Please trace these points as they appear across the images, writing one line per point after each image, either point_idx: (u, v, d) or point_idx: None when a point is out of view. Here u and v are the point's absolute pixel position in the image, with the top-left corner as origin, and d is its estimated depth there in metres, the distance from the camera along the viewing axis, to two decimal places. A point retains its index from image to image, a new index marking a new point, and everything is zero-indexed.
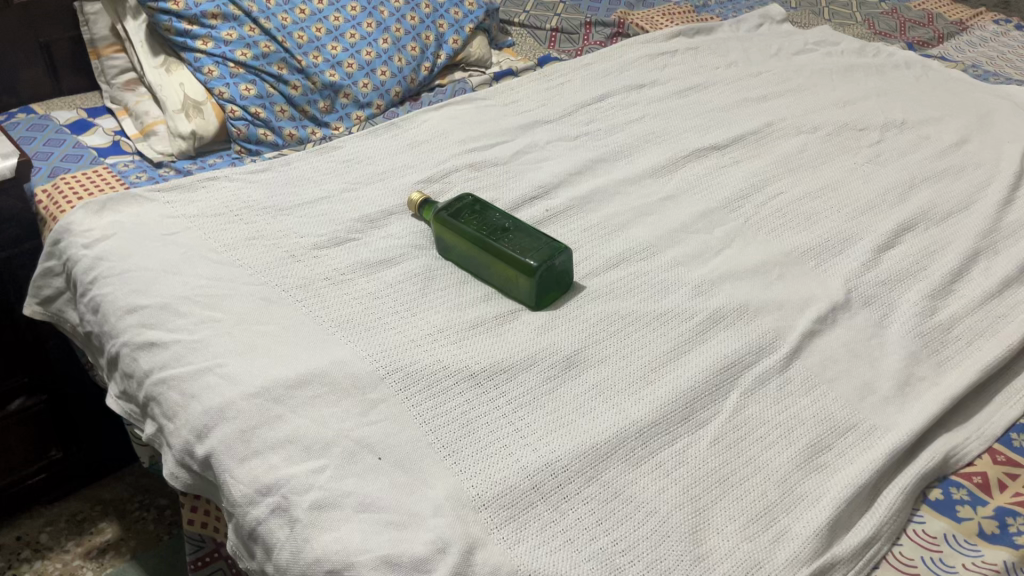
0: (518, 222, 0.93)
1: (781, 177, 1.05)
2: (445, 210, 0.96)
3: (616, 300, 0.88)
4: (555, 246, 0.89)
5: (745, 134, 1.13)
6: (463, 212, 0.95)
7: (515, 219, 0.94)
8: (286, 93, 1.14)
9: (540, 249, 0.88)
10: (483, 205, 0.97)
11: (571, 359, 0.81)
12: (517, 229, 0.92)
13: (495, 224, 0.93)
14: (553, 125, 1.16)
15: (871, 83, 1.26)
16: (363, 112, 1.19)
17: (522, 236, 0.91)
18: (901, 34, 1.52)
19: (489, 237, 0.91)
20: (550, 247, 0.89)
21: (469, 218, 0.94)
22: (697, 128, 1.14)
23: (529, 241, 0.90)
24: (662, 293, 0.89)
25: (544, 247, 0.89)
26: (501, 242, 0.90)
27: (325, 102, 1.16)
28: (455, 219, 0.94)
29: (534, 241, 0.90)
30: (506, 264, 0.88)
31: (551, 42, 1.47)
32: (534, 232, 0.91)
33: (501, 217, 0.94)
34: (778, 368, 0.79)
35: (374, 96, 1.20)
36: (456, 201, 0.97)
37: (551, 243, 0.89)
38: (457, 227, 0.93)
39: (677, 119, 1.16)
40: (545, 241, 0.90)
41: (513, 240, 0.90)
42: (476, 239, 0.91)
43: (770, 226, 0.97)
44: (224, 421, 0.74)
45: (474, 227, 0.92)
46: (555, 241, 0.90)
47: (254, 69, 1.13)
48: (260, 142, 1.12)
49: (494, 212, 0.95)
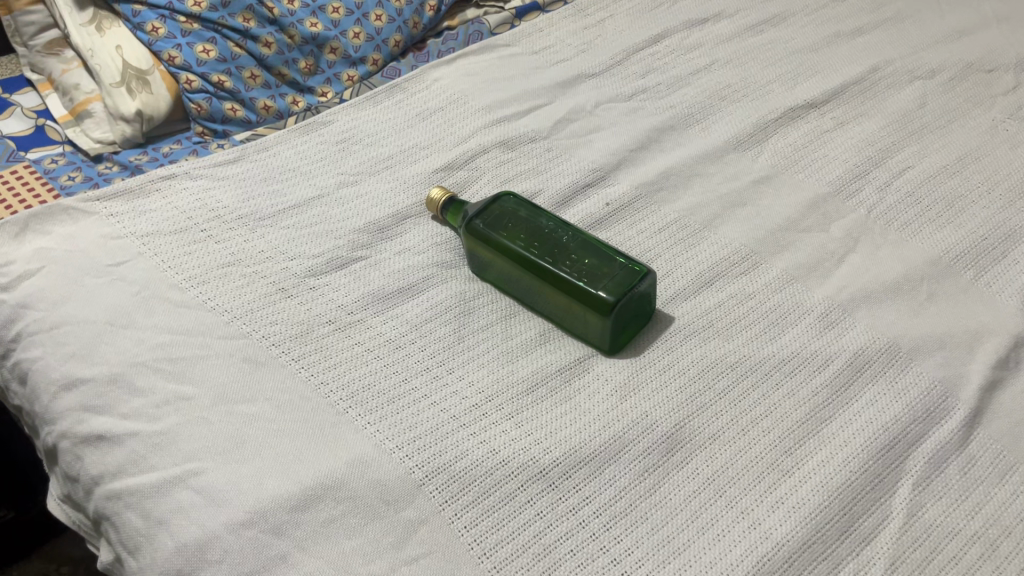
0: (578, 232, 0.70)
1: (903, 145, 0.82)
2: (480, 216, 0.72)
3: (719, 339, 0.66)
4: (635, 267, 0.66)
5: (846, 85, 0.89)
6: (505, 218, 0.72)
7: (573, 226, 0.71)
8: (256, 52, 0.88)
9: (615, 274, 0.66)
10: (529, 206, 0.73)
11: (671, 438, 0.60)
12: (579, 243, 0.69)
13: (550, 237, 0.70)
14: (601, 79, 0.91)
15: (987, 5, 1.02)
16: (356, 70, 0.93)
17: (588, 254, 0.68)
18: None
19: (544, 257, 0.68)
20: (628, 268, 0.66)
21: (512, 228, 0.71)
22: (784, 79, 0.90)
23: (598, 262, 0.67)
24: (781, 327, 0.67)
25: (620, 270, 0.66)
26: (561, 265, 0.67)
27: (306, 62, 0.91)
28: (494, 231, 0.71)
29: (605, 261, 0.67)
30: (571, 297, 0.66)
31: None
32: (603, 246, 0.68)
33: (553, 225, 0.71)
34: (957, 442, 0.58)
35: (369, 49, 0.94)
36: (495, 202, 0.73)
37: (629, 264, 0.67)
38: (498, 242, 0.70)
39: (756, 66, 0.92)
40: (620, 261, 0.67)
41: (578, 261, 0.67)
42: (526, 259, 0.68)
43: (903, 218, 0.75)
44: (206, 565, 0.53)
45: (522, 242, 0.69)
46: (632, 259, 0.67)
47: (212, 23, 0.86)
48: (226, 120, 0.87)
49: (544, 217, 0.72)
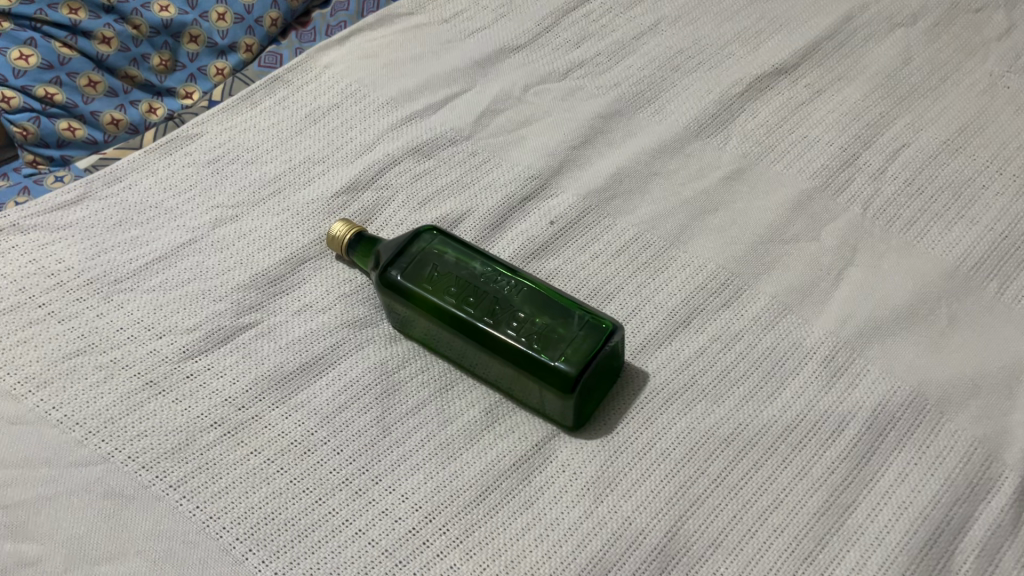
0: (523, 277, 0.56)
1: (892, 116, 0.69)
2: (397, 261, 0.56)
3: (707, 402, 0.54)
4: (599, 322, 0.53)
5: (817, 42, 0.75)
6: (429, 262, 0.56)
7: (515, 270, 0.56)
8: (91, 52, 0.69)
9: (576, 335, 0.52)
10: (458, 242, 0.58)
11: (664, 555, 0.48)
12: (526, 295, 0.55)
13: (487, 288, 0.55)
14: (527, 53, 0.75)
15: None
16: (226, 60, 0.75)
17: (539, 310, 0.54)
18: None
19: (484, 317, 0.53)
20: (590, 325, 0.53)
21: (440, 277, 0.56)
22: (744, 38, 0.76)
23: (552, 319, 0.53)
24: (780, 379, 0.54)
25: (582, 329, 0.52)
26: (507, 329, 0.53)
27: (160, 57, 0.72)
28: (417, 283, 0.55)
29: (561, 317, 0.53)
30: (522, 369, 0.52)
31: None
32: (555, 296, 0.55)
33: (490, 270, 0.56)
34: (1009, 525, 0.48)
35: (240, 32, 0.75)
36: (414, 238, 0.57)
37: (590, 318, 0.53)
38: (423, 299, 0.55)
39: (710, 22, 0.77)
40: (579, 316, 0.53)
41: (526, 321, 0.53)
42: (461, 322, 0.54)
43: (905, 215, 0.62)
44: None
45: (454, 299, 0.54)
46: (593, 310, 0.54)
47: (29, 19, 0.67)
48: (63, 143, 0.68)
49: (477, 258, 0.57)
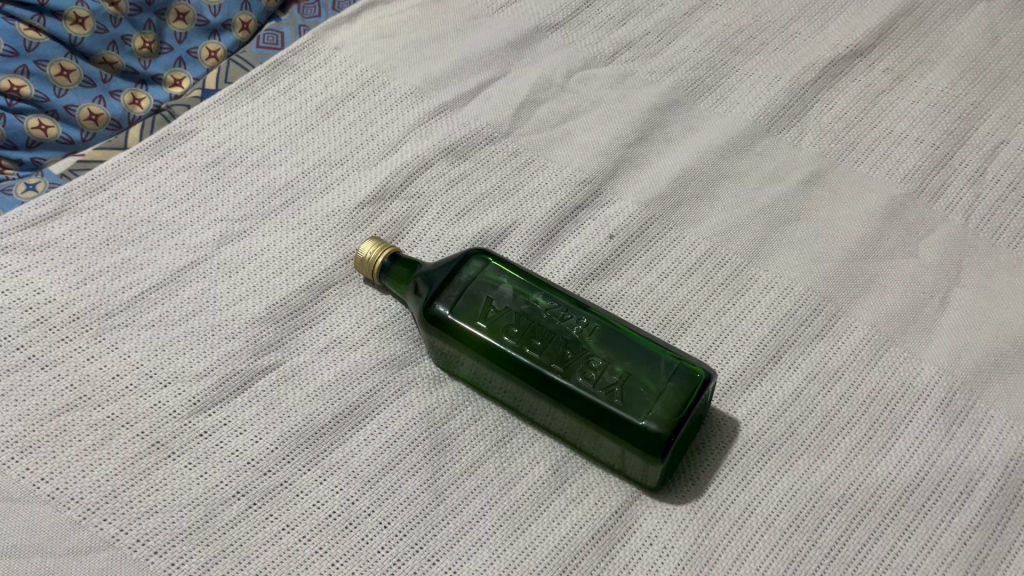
0: (593, 313, 0.48)
1: (986, 107, 0.61)
2: (445, 293, 0.48)
3: (810, 456, 0.47)
4: (689, 369, 0.45)
5: (893, 18, 0.66)
6: (483, 293, 0.48)
7: (583, 305, 0.48)
8: (62, 35, 0.59)
9: (663, 385, 0.44)
10: (514, 269, 0.50)
11: None
12: (600, 336, 0.47)
13: (553, 326, 0.47)
14: (567, 31, 0.66)
15: None
16: (219, 41, 0.65)
17: (616, 354, 0.46)
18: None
19: (553, 364, 0.46)
20: (679, 372, 0.45)
21: (497, 313, 0.48)
22: (810, 12, 0.67)
23: (633, 366, 0.46)
24: (891, 428, 0.48)
25: (670, 377, 0.45)
26: (581, 378, 0.45)
27: (143, 38, 0.62)
28: (471, 320, 0.47)
29: (644, 363, 0.46)
30: (600, 426, 0.45)
31: None
32: (634, 337, 0.47)
33: (555, 304, 0.48)
34: None
35: (234, 7, 0.65)
36: (463, 265, 0.49)
37: (679, 363, 0.45)
38: (479, 340, 0.47)
39: None
40: (665, 361, 0.46)
41: (603, 368, 0.46)
42: (526, 368, 0.46)
43: (1012, 226, 0.55)
44: None
45: (516, 340, 0.47)
46: (680, 354, 0.46)
47: None
48: (35, 144, 0.59)
49: (538, 288, 0.49)
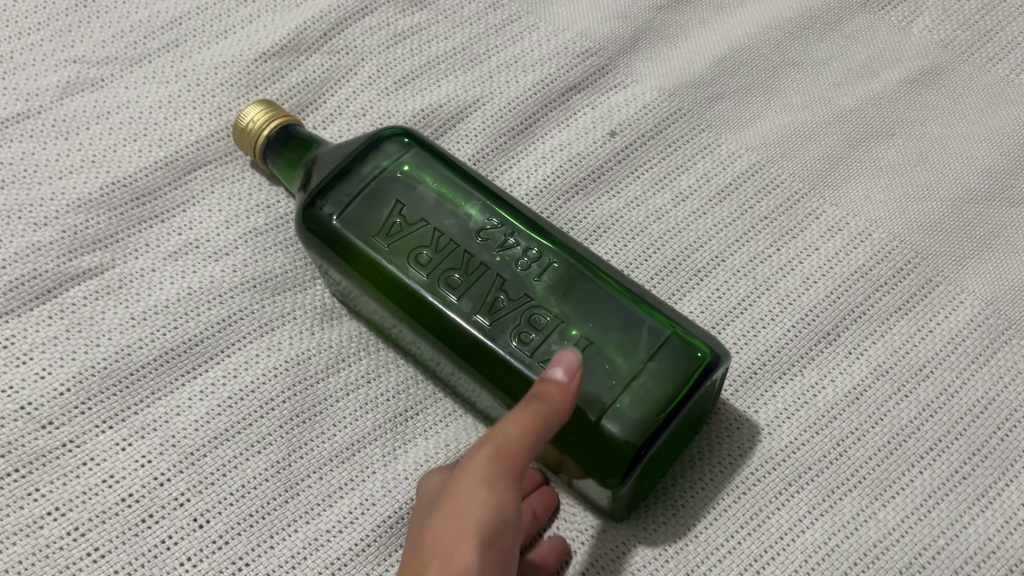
0: (553, 239, 0.31)
1: None
2: (334, 190, 0.31)
3: (863, 495, 0.30)
4: (684, 346, 0.28)
5: None
6: (391, 195, 0.31)
7: (539, 227, 0.31)
8: None
9: (638, 370, 0.28)
10: (446, 160, 0.33)
11: None
12: (556, 277, 0.30)
13: (488, 256, 0.31)
14: None
15: None
16: None
17: (577, 310, 0.29)
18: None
19: (477, 316, 0.29)
20: (667, 350, 0.28)
21: (408, 226, 0.31)
22: None
23: (599, 332, 0.29)
24: (998, 467, 0.31)
25: (651, 357, 0.28)
26: (513, 342, 0.29)
27: None
28: (364, 235, 0.31)
29: (615, 329, 0.29)
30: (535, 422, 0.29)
31: None
32: (608, 284, 0.30)
33: (498, 221, 0.31)
34: None
35: None
36: (368, 148, 0.32)
37: (670, 335, 0.28)
38: (374, 266, 0.31)
39: None
40: (649, 329, 0.29)
41: (552, 330, 0.29)
42: (436, 317, 0.30)
43: None
44: None
45: (427, 273, 0.30)
46: (674, 317, 0.29)
47: None
48: None
49: (477, 194, 0.32)
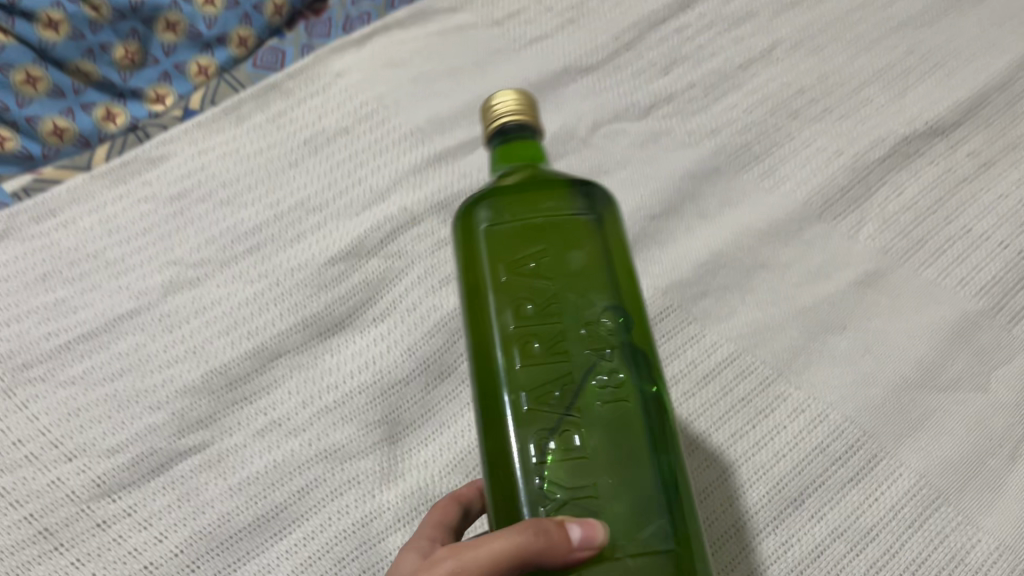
0: (637, 389, 0.30)
1: None
2: (503, 200, 0.31)
3: None
4: (673, 568, 0.26)
5: (982, 94, 0.56)
6: (547, 240, 0.31)
7: (642, 381, 0.30)
8: (32, 39, 0.53)
9: (614, 556, 0.26)
10: (622, 253, 0.32)
11: None
12: (619, 416, 0.29)
13: (579, 357, 0.30)
14: (600, 77, 0.58)
15: None
16: (212, 56, 0.59)
17: (613, 457, 0.28)
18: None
19: (523, 394, 0.29)
20: (654, 560, 0.27)
21: (533, 273, 0.31)
22: (886, 77, 0.58)
23: (614, 494, 0.28)
24: None
25: (635, 550, 0.27)
26: (537, 441, 0.29)
27: (124, 49, 0.56)
28: (495, 253, 0.31)
29: (634, 505, 0.27)
30: (499, 513, 0.29)
31: None
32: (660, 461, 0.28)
33: (612, 336, 0.30)
34: None
35: (232, 21, 0.59)
36: (562, 188, 0.31)
37: (671, 549, 0.27)
38: (476, 278, 0.31)
39: (842, 53, 0.59)
40: (653, 530, 0.27)
41: (581, 455, 0.28)
42: (486, 348, 0.30)
43: None
44: None
45: (502, 313, 0.30)
46: (687, 539, 0.28)
47: None
48: None
49: (609, 290, 0.31)
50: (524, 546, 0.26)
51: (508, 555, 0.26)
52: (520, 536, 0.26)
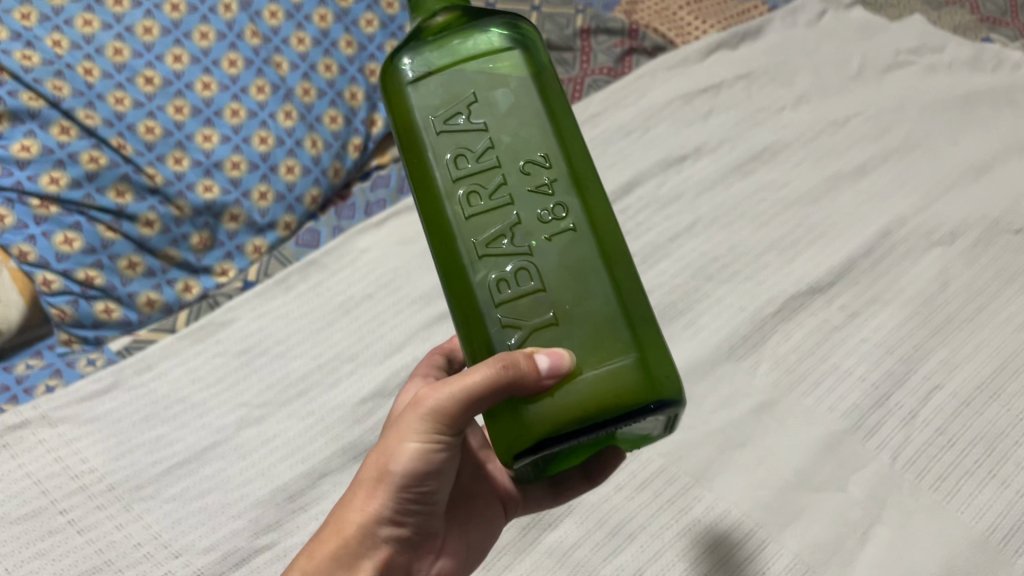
0: (580, 209, 0.37)
1: (927, 350, 0.68)
2: (428, 57, 0.37)
3: None
4: (635, 368, 0.35)
5: (853, 259, 0.74)
6: (474, 88, 0.37)
7: (580, 193, 0.37)
8: (134, 234, 0.71)
9: (579, 374, 0.34)
10: (546, 77, 0.38)
11: None
12: (563, 245, 0.36)
13: (519, 189, 0.37)
14: None
15: (1007, 125, 0.84)
16: (263, 238, 0.78)
17: (562, 282, 0.36)
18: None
19: (478, 239, 0.37)
20: (617, 369, 0.35)
21: (459, 93, 0.37)
22: (780, 246, 0.76)
23: (569, 312, 0.36)
24: None
25: (594, 367, 0.35)
26: (493, 275, 0.36)
27: (199, 236, 0.74)
28: (430, 110, 0.37)
29: (593, 326, 0.35)
30: (472, 349, 0.37)
31: None
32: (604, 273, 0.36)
33: (547, 161, 0.37)
34: None
35: (280, 211, 0.78)
36: (479, 29, 0.37)
37: (634, 355, 0.35)
38: (415, 121, 0.38)
39: (748, 227, 0.77)
40: (613, 344, 0.35)
41: (533, 288, 0.36)
42: (440, 203, 0.37)
43: (936, 468, 0.61)
44: None
45: (451, 167, 0.37)
46: (643, 338, 0.36)
47: (75, 203, 0.68)
48: (99, 324, 0.70)
49: (543, 124, 0.37)
50: (498, 375, 0.34)
51: (486, 384, 0.34)
52: (493, 370, 0.34)
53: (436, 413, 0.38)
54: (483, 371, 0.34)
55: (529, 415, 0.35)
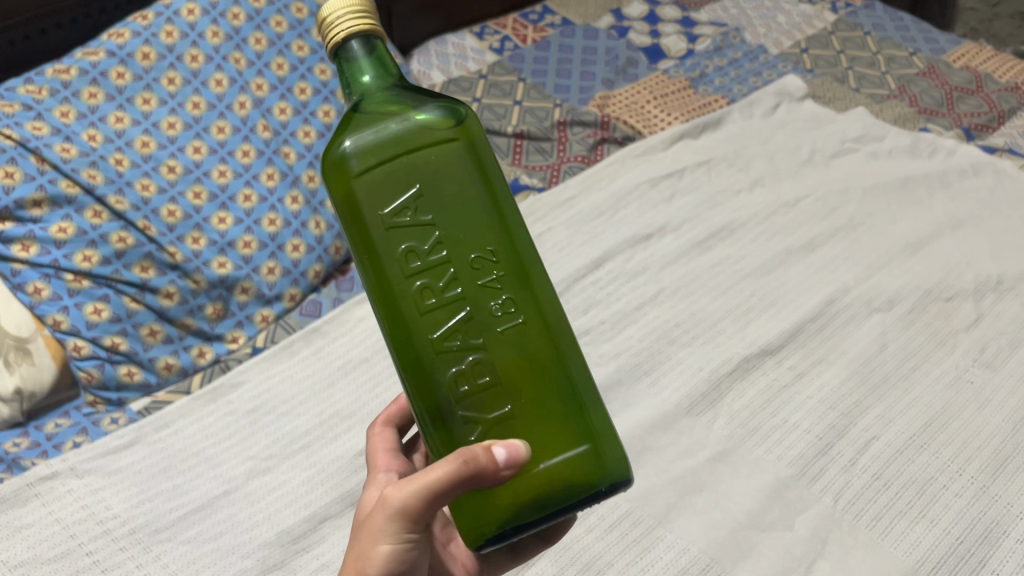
0: (527, 303, 0.41)
1: (866, 405, 0.75)
2: (371, 149, 0.39)
3: None
4: (588, 454, 0.40)
5: (801, 324, 0.82)
6: (417, 184, 0.39)
7: (524, 283, 0.41)
8: (156, 306, 0.79)
9: (535, 466, 0.39)
10: (483, 163, 0.41)
11: None
12: (515, 338, 0.40)
13: (469, 286, 0.40)
14: None
15: (939, 205, 0.94)
16: (270, 308, 0.86)
17: (516, 379, 0.40)
18: (978, 88, 1.15)
19: (436, 337, 0.40)
20: (569, 459, 0.40)
21: (405, 185, 0.39)
22: (736, 313, 0.84)
23: (523, 409, 0.40)
24: None
25: (551, 459, 0.40)
26: (450, 372, 0.40)
27: (214, 307, 0.82)
28: (376, 206, 0.39)
29: (547, 423, 0.40)
30: (438, 437, 0.41)
31: (515, 153, 1.05)
32: (552, 365, 0.41)
33: (494, 256, 0.40)
34: None
35: (286, 284, 0.87)
36: (419, 120, 0.39)
37: (585, 445, 0.40)
38: (363, 211, 0.39)
39: (707, 297, 0.86)
40: (568, 437, 0.40)
41: (489, 385, 0.40)
42: (395, 299, 0.40)
43: (873, 509, 0.68)
44: None
45: (402, 261, 0.40)
46: (592, 427, 0.41)
47: (105, 277, 0.76)
48: (121, 386, 0.78)
49: (491, 220, 0.40)
50: (458, 469, 0.38)
51: (448, 477, 0.38)
52: (455, 464, 0.38)
53: (402, 512, 0.41)
54: (446, 465, 0.38)
55: (491, 502, 0.40)
